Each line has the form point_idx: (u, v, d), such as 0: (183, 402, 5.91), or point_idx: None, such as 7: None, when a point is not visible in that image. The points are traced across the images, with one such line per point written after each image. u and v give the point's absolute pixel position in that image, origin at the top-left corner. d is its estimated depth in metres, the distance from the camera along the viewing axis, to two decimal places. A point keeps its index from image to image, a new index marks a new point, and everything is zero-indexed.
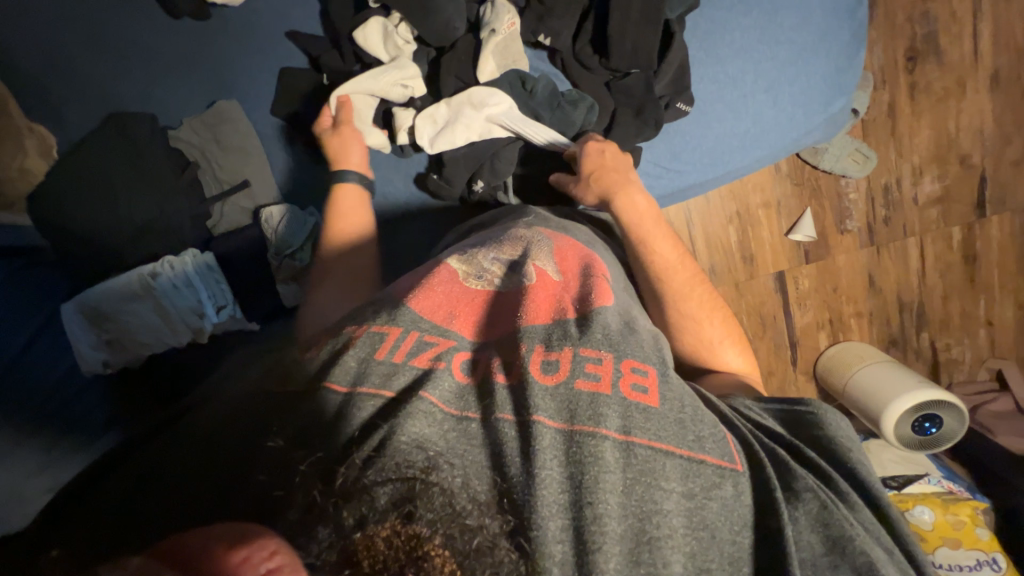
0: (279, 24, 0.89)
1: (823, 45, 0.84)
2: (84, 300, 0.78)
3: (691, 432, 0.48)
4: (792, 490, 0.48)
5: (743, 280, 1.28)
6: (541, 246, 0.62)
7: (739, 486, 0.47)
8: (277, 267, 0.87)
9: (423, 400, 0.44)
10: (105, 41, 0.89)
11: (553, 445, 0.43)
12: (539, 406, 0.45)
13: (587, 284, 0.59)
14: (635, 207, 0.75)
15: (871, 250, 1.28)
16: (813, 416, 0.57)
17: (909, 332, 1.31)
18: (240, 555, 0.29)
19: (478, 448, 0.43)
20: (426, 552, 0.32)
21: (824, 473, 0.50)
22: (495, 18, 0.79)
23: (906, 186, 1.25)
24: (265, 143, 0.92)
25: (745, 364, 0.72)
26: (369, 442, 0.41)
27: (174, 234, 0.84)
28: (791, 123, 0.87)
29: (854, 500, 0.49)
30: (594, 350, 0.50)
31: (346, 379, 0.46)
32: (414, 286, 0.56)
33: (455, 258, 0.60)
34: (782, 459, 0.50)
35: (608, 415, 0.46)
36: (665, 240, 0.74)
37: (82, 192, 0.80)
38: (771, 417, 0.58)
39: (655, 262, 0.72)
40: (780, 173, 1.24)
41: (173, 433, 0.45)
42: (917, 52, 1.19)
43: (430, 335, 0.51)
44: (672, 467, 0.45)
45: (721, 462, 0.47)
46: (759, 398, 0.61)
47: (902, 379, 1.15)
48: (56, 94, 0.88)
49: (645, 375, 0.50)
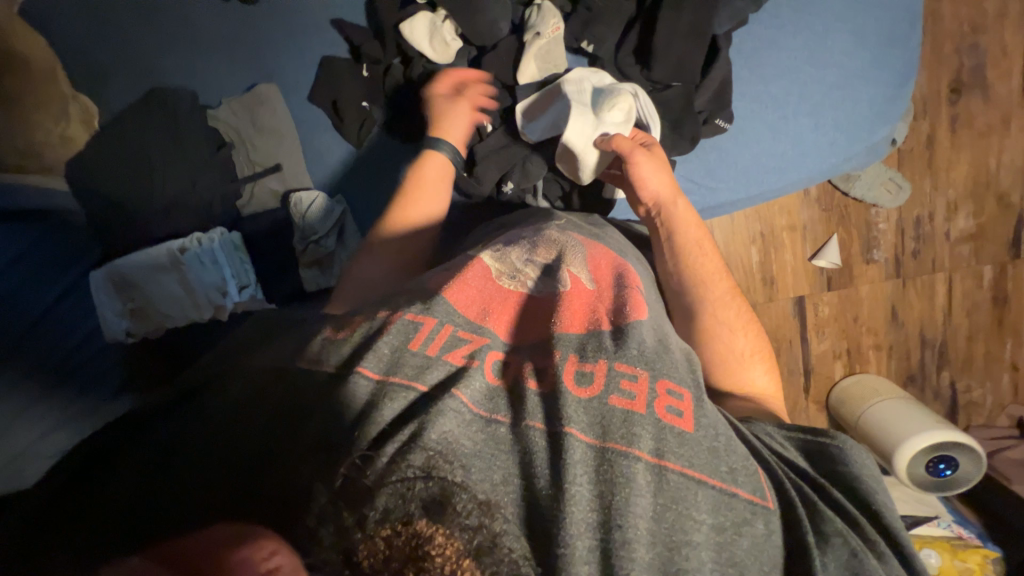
0: (323, 12, 0.90)
1: (873, 70, 0.83)
2: (112, 269, 0.79)
3: (724, 463, 0.47)
4: (821, 533, 0.46)
5: (760, 302, 1.26)
6: (574, 252, 0.62)
7: (771, 525, 0.46)
8: (302, 252, 0.87)
9: (454, 398, 0.44)
10: (153, 17, 0.90)
11: (584, 460, 0.43)
12: (572, 418, 0.45)
13: (620, 295, 0.58)
14: (684, 217, 0.74)
15: (896, 282, 1.25)
16: (839, 453, 0.55)
17: (929, 369, 1.28)
18: (241, 555, 0.31)
19: (506, 454, 0.43)
20: (427, 552, 0.34)
21: (851, 514, 0.49)
22: (540, 22, 0.80)
23: (939, 220, 1.22)
24: (300, 129, 0.92)
25: (770, 384, 0.70)
26: (395, 439, 0.41)
27: (204, 211, 0.86)
28: (832, 148, 0.85)
29: (885, 551, 0.47)
30: (630, 367, 0.49)
31: (379, 366, 0.47)
32: (448, 279, 0.56)
33: (489, 254, 0.60)
34: (806, 495, 0.50)
35: (641, 436, 0.45)
36: (712, 252, 0.74)
37: (118, 163, 0.82)
38: (794, 448, 0.57)
39: (702, 265, 0.72)
40: (809, 197, 1.21)
41: (194, 409, 0.45)
42: (962, 85, 1.17)
43: (464, 331, 0.51)
44: (703, 497, 0.45)
45: (754, 498, 0.47)
46: (783, 426, 0.60)
47: (918, 417, 1.12)
48: (102, 67, 0.90)
49: (681, 398, 0.49)
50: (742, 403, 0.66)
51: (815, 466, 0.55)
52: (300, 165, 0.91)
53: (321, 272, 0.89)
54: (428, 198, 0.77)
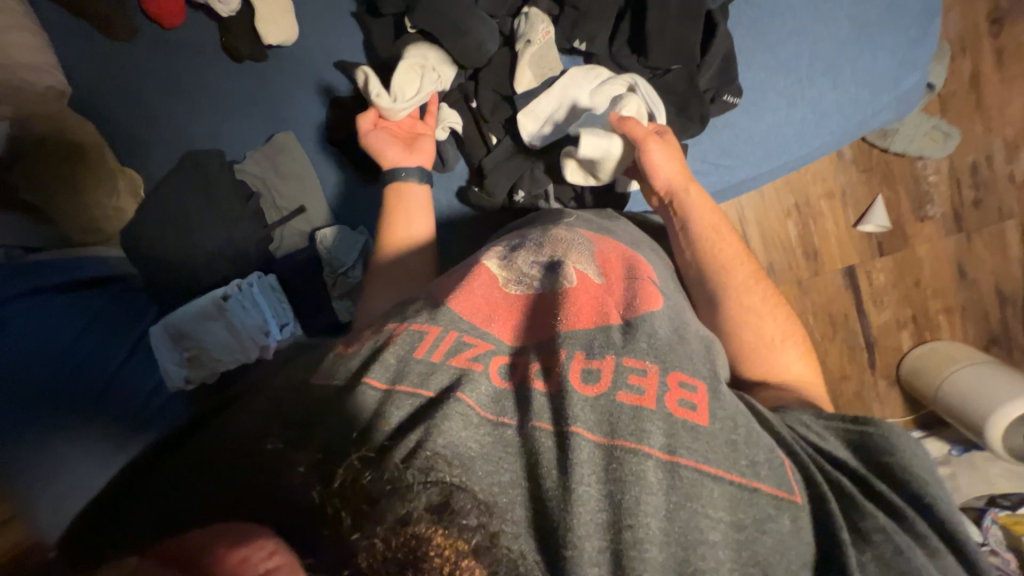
0: (328, 57, 0.96)
1: (890, 17, 0.78)
2: (169, 322, 0.85)
3: (743, 457, 0.46)
4: (860, 532, 0.45)
5: (807, 277, 1.17)
6: (581, 249, 0.61)
7: (799, 521, 0.45)
8: (332, 284, 0.93)
9: (459, 402, 0.46)
10: (177, 88, 0.97)
11: (591, 459, 0.44)
12: (578, 417, 0.45)
13: (630, 289, 0.57)
14: (697, 204, 0.71)
15: (959, 237, 1.14)
16: (884, 441, 0.51)
17: (1013, 328, 1.15)
18: (240, 555, 0.30)
19: (513, 455, 0.45)
20: (425, 553, 0.34)
21: (898, 511, 0.47)
22: (530, 29, 0.80)
23: (998, 163, 1.12)
24: (318, 169, 0.98)
25: (807, 369, 0.66)
26: (404, 444, 0.43)
27: (242, 258, 0.92)
28: (856, 105, 0.80)
29: (937, 548, 0.45)
30: (638, 361, 0.49)
31: (385, 376, 0.49)
32: (455, 287, 0.57)
33: (495, 261, 0.60)
34: (850, 496, 0.48)
35: (651, 432, 0.45)
36: (730, 234, 0.71)
37: (164, 224, 0.88)
38: (834, 438, 0.54)
39: (723, 248, 0.70)
40: (843, 159, 1.14)
41: (219, 419, 0.48)
42: (1002, 14, 1.08)
43: (469, 336, 0.52)
44: (720, 493, 0.44)
45: (778, 492, 0.45)
46: (822, 414, 0.57)
47: (1005, 383, 1.01)
48: (134, 137, 0.97)
49: (694, 391, 0.49)
50: (779, 392, 0.63)
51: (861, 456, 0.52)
52: (320, 203, 0.96)
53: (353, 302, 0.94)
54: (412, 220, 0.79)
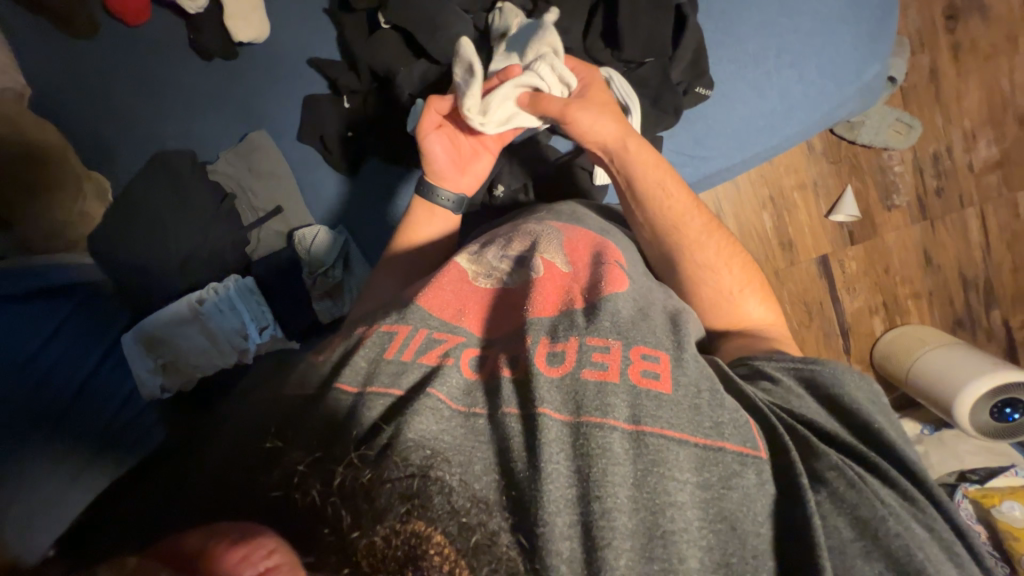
0: (303, 55, 0.95)
1: (850, 10, 0.81)
2: (141, 329, 0.82)
3: (708, 419, 0.47)
4: (816, 474, 0.47)
5: (783, 267, 1.20)
6: (550, 237, 0.61)
7: (763, 474, 0.46)
8: (312, 285, 0.91)
9: (430, 397, 0.45)
10: (145, 87, 0.95)
11: (560, 438, 0.44)
12: (545, 399, 0.46)
13: (597, 273, 0.58)
14: (643, 159, 0.71)
15: (924, 225, 1.19)
16: (830, 376, 0.54)
17: (977, 311, 1.21)
18: (239, 553, 0.31)
19: (486, 444, 0.44)
20: (424, 551, 0.34)
21: (854, 451, 0.49)
22: (505, 24, 0.81)
23: (958, 153, 1.17)
24: (295, 169, 0.96)
25: (767, 313, 0.69)
26: (377, 441, 0.42)
27: (218, 260, 0.90)
28: (821, 96, 0.83)
29: (915, 497, 0.46)
30: (601, 339, 0.50)
31: (356, 379, 0.47)
32: (422, 287, 0.57)
33: (465, 258, 0.61)
34: (801, 437, 0.49)
35: (616, 405, 0.46)
36: (679, 188, 0.71)
37: (134, 230, 0.86)
38: (787, 378, 0.55)
39: (671, 208, 0.70)
40: (814, 152, 1.17)
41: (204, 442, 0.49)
42: (957, 10, 1.13)
43: (439, 332, 0.52)
44: (686, 456, 0.45)
45: (743, 449, 0.46)
46: (777, 356, 0.59)
47: (971, 361, 1.06)
48: (100, 139, 0.94)
49: (656, 361, 0.50)
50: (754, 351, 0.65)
51: (821, 407, 0.53)
52: (299, 205, 0.94)
53: (335, 303, 0.92)
54: (432, 223, 0.78)
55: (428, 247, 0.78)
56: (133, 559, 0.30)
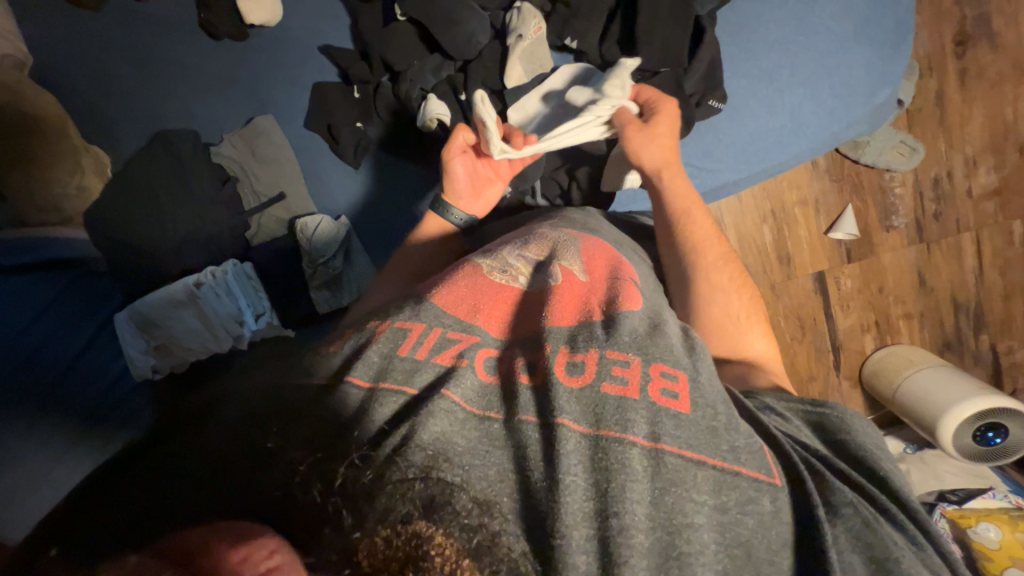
0: (313, 40, 0.93)
1: (865, 32, 0.81)
2: (135, 309, 0.82)
3: (725, 442, 0.47)
4: (831, 506, 0.47)
5: (779, 281, 1.21)
6: (567, 246, 0.63)
7: (778, 501, 0.46)
8: (311, 274, 0.89)
9: (445, 399, 0.46)
10: (149, 64, 0.93)
11: (578, 450, 0.44)
12: (564, 409, 0.46)
13: (614, 287, 0.58)
14: (679, 186, 0.74)
15: (920, 247, 1.20)
16: (837, 419, 0.56)
17: (966, 334, 1.23)
18: (239, 555, 0.31)
19: (501, 450, 0.44)
20: (426, 550, 0.34)
21: (866, 489, 0.49)
22: (522, 24, 0.81)
23: (958, 178, 1.18)
24: (299, 156, 0.95)
25: (767, 348, 0.70)
26: (392, 438, 0.42)
27: (215, 244, 0.88)
28: (832, 116, 0.83)
29: (921, 540, 0.47)
30: (621, 353, 0.50)
31: (368, 374, 0.48)
32: (437, 283, 0.58)
33: (480, 255, 0.62)
34: (817, 469, 0.50)
35: (635, 421, 0.46)
36: (704, 218, 0.73)
37: (131, 206, 0.84)
38: (797, 420, 0.57)
39: (694, 230, 0.72)
40: (818, 168, 1.18)
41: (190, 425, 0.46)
42: (967, 36, 1.14)
43: (453, 331, 0.52)
44: (703, 478, 0.45)
45: (758, 475, 0.47)
46: (782, 396, 0.61)
47: (957, 384, 1.08)
48: (101, 114, 0.92)
49: (675, 380, 0.50)
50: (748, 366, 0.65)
51: (826, 446, 0.55)
52: (302, 192, 0.93)
53: (332, 294, 0.91)
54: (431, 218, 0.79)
55: (431, 244, 0.78)
56: (135, 557, 0.31)
